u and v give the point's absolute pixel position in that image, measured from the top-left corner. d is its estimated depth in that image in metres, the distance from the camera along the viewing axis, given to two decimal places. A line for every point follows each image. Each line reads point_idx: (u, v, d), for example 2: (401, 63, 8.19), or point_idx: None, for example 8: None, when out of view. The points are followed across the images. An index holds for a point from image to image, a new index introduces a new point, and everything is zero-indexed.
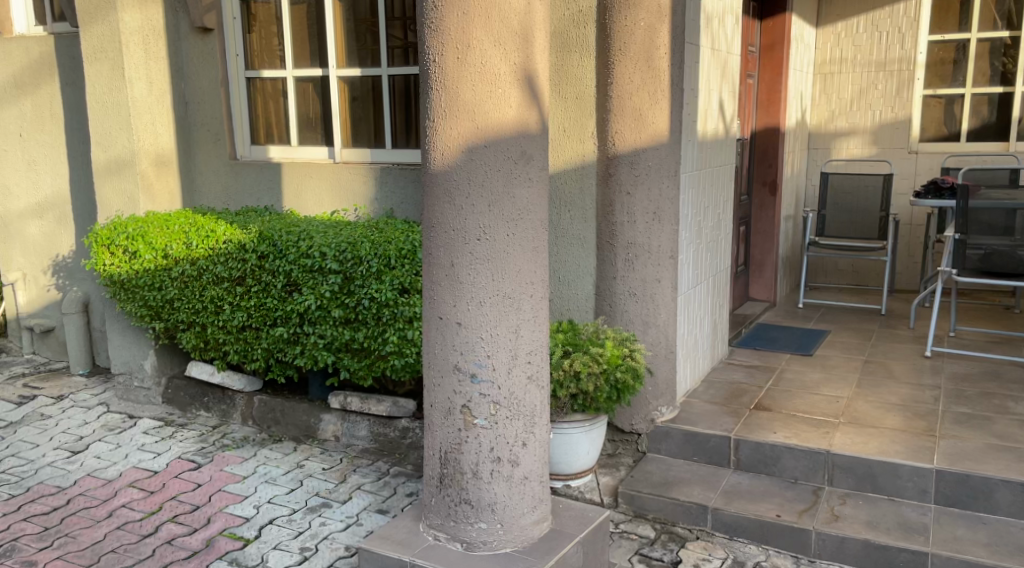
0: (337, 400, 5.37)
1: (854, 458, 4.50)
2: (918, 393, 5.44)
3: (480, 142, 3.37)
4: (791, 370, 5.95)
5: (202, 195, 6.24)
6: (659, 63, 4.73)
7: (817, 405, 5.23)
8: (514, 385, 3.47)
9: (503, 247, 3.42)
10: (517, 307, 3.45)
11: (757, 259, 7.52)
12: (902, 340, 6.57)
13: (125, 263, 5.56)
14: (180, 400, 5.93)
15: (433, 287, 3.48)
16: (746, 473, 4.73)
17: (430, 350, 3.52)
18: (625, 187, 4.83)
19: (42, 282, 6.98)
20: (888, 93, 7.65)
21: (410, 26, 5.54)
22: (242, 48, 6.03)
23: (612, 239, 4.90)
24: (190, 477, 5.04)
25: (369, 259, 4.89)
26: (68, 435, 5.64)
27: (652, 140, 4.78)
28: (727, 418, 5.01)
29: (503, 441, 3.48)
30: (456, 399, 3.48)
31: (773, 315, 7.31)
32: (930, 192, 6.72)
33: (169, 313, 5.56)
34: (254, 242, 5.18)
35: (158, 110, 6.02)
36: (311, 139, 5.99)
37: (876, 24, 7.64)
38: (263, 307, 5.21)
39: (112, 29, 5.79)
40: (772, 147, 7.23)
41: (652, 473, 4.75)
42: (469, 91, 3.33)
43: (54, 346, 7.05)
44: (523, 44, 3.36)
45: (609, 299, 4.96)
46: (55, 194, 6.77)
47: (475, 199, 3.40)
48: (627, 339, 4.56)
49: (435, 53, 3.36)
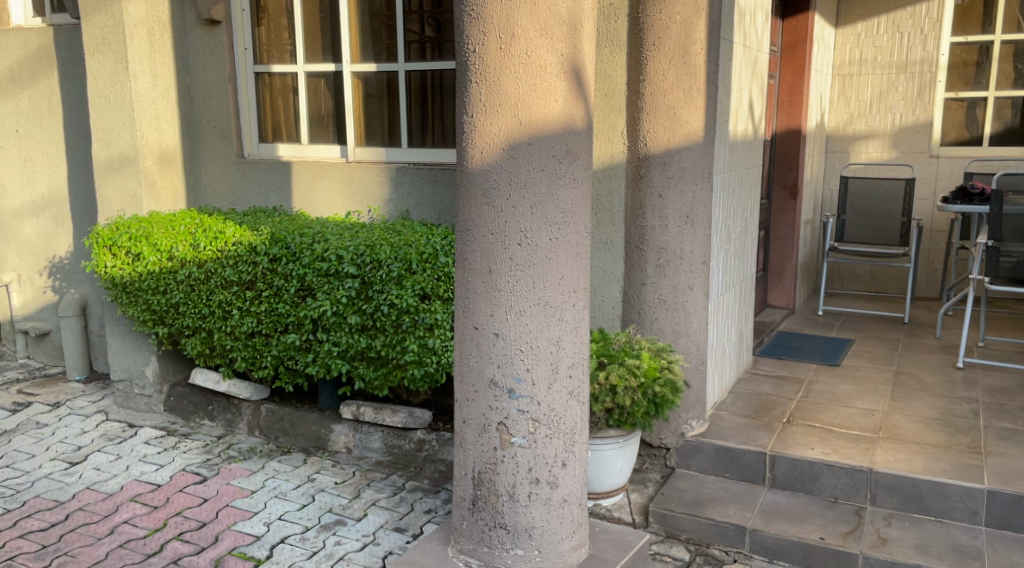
0: (349, 410, 5.14)
1: (900, 477, 4.27)
2: (955, 406, 5.21)
3: (522, 140, 3.13)
4: (820, 381, 5.72)
5: (207, 194, 6.00)
6: (694, 59, 4.49)
7: (852, 419, 5.00)
8: (555, 401, 3.23)
9: (546, 252, 3.18)
10: (559, 317, 3.22)
11: (776, 265, 7.27)
12: (930, 350, 6.35)
13: (128, 265, 5.30)
14: (183, 409, 5.68)
15: (467, 294, 3.24)
16: (781, 491, 4.50)
17: (463, 361, 3.27)
18: (656, 189, 4.59)
19: (37, 283, 6.72)
20: (909, 95, 7.43)
21: (427, 20, 5.30)
22: (251, 42, 5.77)
23: (642, 244, 4.66)
24: (195, 491, 4.79)
25: (389, 263, 4.64)
26: (64, 445, 5.37)
27: (686, 140, 4.54)
28: (760, 433, 4.78)
29: (542, 461, 3.24)
30: (491, 415, 3.24)
31: (793, 324, 7.09)
32: (958, 197, 6.48)
33: (173, 318, 5.30)
34: (266, 244, 4.93)
35: (163, 105, 5.76)
36: (322, 136, 5.74)
37: (898, 24, 7.41)
38: (275, 313, 4.96)
39: (115, 21, 5.54)
40: (794, 148, 7.00)
41: (683, 490, 4.51)
42: (512, 83, 3.10)
43: (49, 351, 6.79)
44: (570, 34, 3.12)
45: (638, 306, 4.72)
46: (52, 192, 6.51)
47: (517, 200, 3.16)
48: (663, 349, 4.33)
49: (475, 43, 3.12)
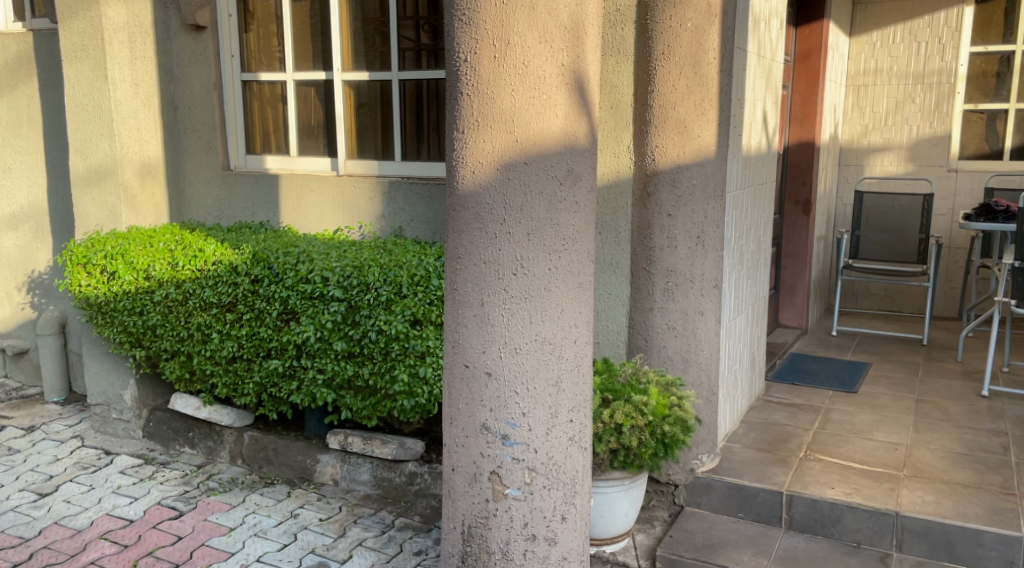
0: (336, 440, 4.82)
1: (928, 522, 3.96)
2: (983, 439, 4.88)
3: (519, 159, 2.82)
4: (837, 410, 5.38)
5: (191, 208, 5.71)
6: (706, 69, 4.17)
7: (874, 454, 4.67)
8: (553, 448, 2.93)
9: (544, 283, 2.87)
10: (559, 354, 2.91)
11: (788, 283, 6.94)
12: (952, 376, 6.01)
13: (103, 284, 4.99)
14: (163, 435, 5.36)
15: (458, 328, 2.93)
16: (799, 534, 4.17)
17: (452, 403, 2.96)
18: (665, 208, 4.28)
19: (16, 299, 6.41)
20: (926, 107, 7.11)
21: (423, 26, 5.00)
22: (238, 48, 5.48)
23: (649, 265, 4.34)
24: (170, 528, 4.47)
25: (378, 287, 4.34)
26: (36, 474, 5.07)
27: (697, 156, 4.23)
28: (776, 469, 4.45)
29: (539, 515, 2.94)
30: (483, 463, 2.93)
31: (806, 345, 6.75)
32: (981, 214, 6.15)
33: (150, 340, 4.99)
34: (247, 264, 4.63)
35: (145, 114, 5.46)
36: (312, 148, 5.45)
37: (914, 33, 7.09)
38: (257, 337, 4.66)
39: (94, 26, 5.23)
40: (807, 162, 6.66)
41: (692, 532, 4.18)
42: (508, 97, 2.80)
43: (27, 370, 6.47)
44: (573, 42, 2.81)
45: (645, 333, 4.40)
46: (32, 205, 6.22)
47: (513, 225, 2.85)
48: (672, 384, 4.03)
49: (466, 51, 2.82)
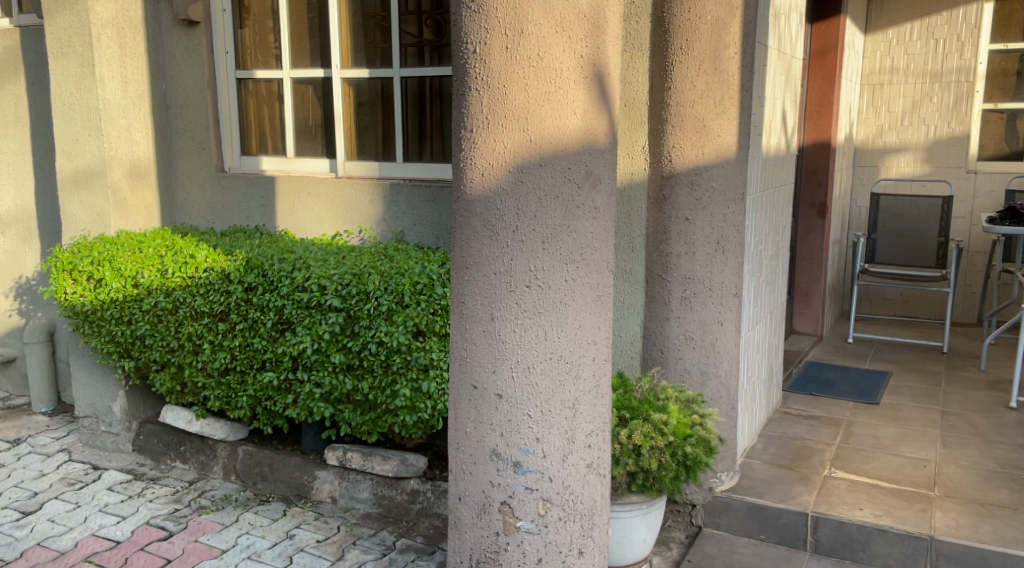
0: (334, 456, 4.58)
1: (965, 547, 3.71)
2: (1014, 455, 4.64)
3: (533, 159, 2.58)
4: (859, 423, 5.14)
5: (183, 211, 5.47)
6: (726, 64, 3.93)
7: (901, 471, 4.43)
8: (569, 477, 2.70)
9: (559, 296, 2.63)
10: (575, 374, 2.67)
11: (802, 288, 6.67)
12: (976, 386, 5.77)
13: (89, 292, 4.75)
14: (153, 449, 5.12)
15: (465, 344, 2.69)
16: (825, 559, 3.93)
17: (458, 427, 2.73)
18: (682, 213, 4.04)
19: (3, 305, 6.17)
20: (945, 106, 6.87)
21: (425, 20, 4.76)
22: (232, 45, 5.25)
23: (664, 272, 4.10)
24: (158, 550, 4.23)
25: (378, 296, 4.10)
26: (20, 490, 4.83)
27: (717, 156, 3.98)
28: (799, 488, 4.20)
29: (554, 550, 2.70)
30: (493, 493, 2.70)
31: (823, 353, 6.50)
32: (1006, 217, 5.85)
33: (139, 351, 4.76)
34: (240, 272, 4.40)
35: (135, 113, 5.23)
36: (310, 148, 5.20)
37: (932, 30, 6.85)
38: (251, 348, 4.42)
39: (81, 20, 4.99)
40: (823, 163, 6.42)
41: (712, 556, 3.95)
42: (521, 92, 2.56)
43: (14, 379, 6.22)
44: (592, 32, 2.57)
45: (661, 344, 4.15)
46: (19, 208, 5.98)
47: (526, 233, 2.61)
48: (692, 401, 3.80)
49: (475, 43, 2.58)
